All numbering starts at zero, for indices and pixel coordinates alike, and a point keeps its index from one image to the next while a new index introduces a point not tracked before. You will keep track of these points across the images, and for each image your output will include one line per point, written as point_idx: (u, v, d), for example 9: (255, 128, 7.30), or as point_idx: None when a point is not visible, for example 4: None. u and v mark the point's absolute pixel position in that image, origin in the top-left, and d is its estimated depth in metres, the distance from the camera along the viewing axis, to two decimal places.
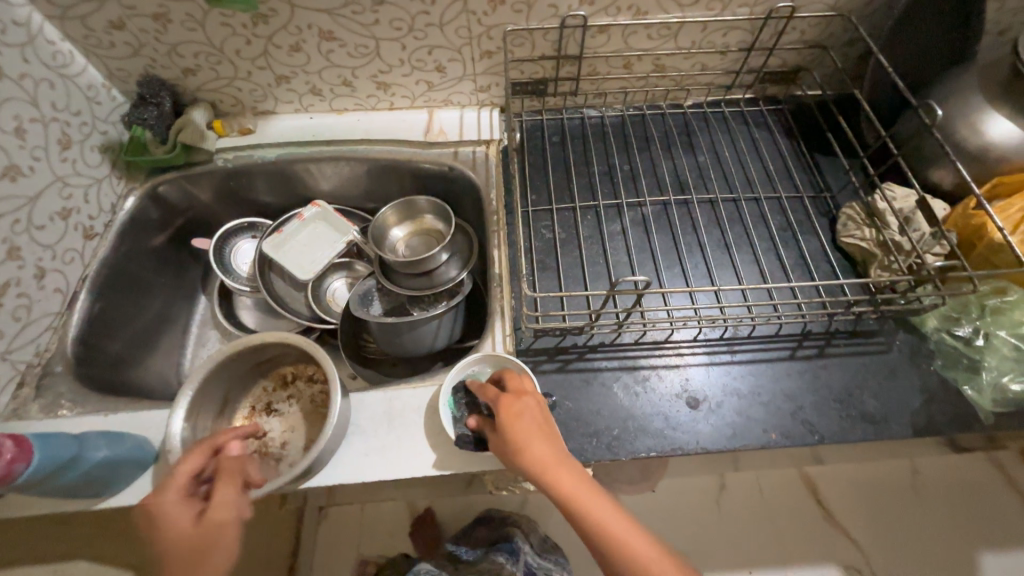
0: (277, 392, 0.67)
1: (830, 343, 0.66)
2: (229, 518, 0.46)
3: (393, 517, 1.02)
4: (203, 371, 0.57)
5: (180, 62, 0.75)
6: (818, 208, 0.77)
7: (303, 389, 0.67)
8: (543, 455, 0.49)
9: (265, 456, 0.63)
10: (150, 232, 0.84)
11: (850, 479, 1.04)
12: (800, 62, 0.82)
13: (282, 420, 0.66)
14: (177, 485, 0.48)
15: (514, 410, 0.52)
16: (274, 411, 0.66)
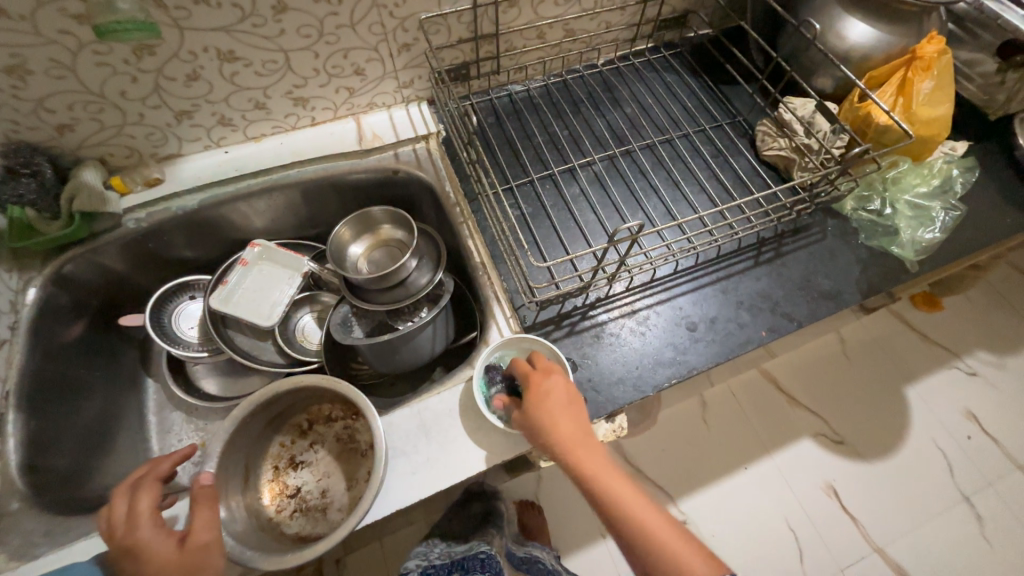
0: (300, 444, 0.67)
1: (782, 244, 0.76)
2: (211, 540, 0.47)
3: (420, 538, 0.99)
4: (225, 438, 0.56)
5: (52, 119, 0.64)
6: (737, 132, 0.86)
7: (325, 432, 0.68)
8: (577, 438, 0.51)
9: (309, 510, 0.64)
10: (67, 323, 0.72)
11: (804, 359, 1.21)
12: (686, 6, 0.91)
13: (313, 470, 0.66)
14: (142, 519, 0.47)
15: (549, 393, 0.54)
16: (302, 464, 0.66)
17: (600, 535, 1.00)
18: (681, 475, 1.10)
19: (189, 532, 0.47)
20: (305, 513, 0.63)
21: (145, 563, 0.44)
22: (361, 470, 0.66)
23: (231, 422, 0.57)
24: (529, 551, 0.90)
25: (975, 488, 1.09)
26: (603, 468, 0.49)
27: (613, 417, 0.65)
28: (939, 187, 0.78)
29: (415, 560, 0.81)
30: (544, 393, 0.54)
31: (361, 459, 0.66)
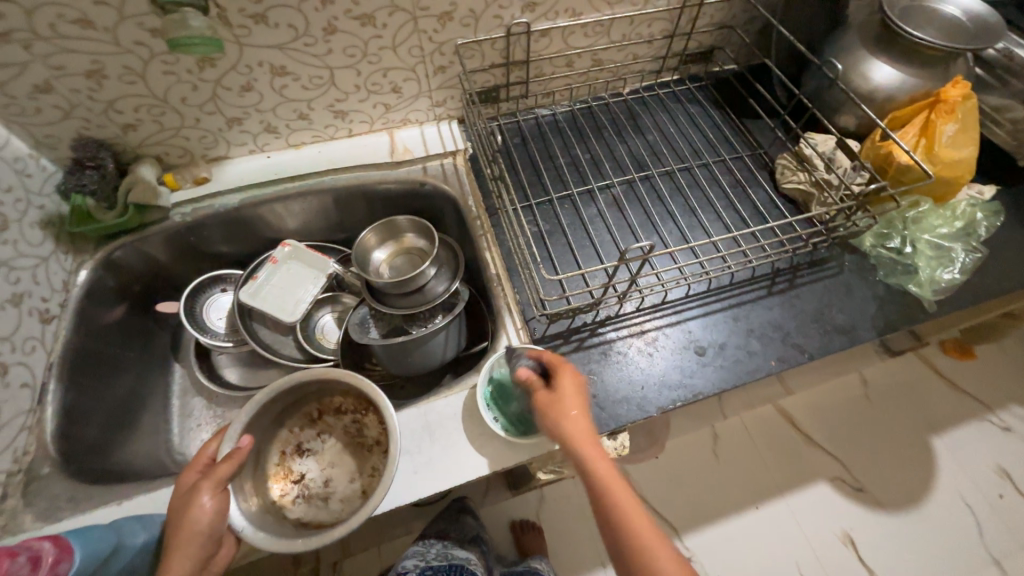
0: (309, 432, 0.69)
1: (797, 276, 0.76)
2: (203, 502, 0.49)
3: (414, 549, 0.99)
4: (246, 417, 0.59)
5: (119, 118, 0.71)
6: (757, 163, 0.88)
7: (333, 423, 0.69)
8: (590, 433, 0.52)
9: (311, 496, 0.66)
10: (109, 305, 0.77)
11: (820, 399, 1.18)
12: (712, 42, 0.94)
13: (318, 458, 0.69)
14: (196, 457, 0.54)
15: (570, 385, 0.55)
16: (308, 451, 0.68)
17: (600, 563, 0.98)
18: (686, 506, 1.07)
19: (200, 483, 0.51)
20: (310, 499, 0.65)
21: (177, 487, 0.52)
22: (365, 463, 0.69)
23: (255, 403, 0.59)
24: (529, 563, 0.91)
25: (1004, 550, 1.02)
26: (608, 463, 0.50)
27: (615, 435, 0.66)
28: (962, 229, 0.77)
29: (412, 561, 0.80)
30: (566, 384, 0.55)
31: (367, 453, 0.69)
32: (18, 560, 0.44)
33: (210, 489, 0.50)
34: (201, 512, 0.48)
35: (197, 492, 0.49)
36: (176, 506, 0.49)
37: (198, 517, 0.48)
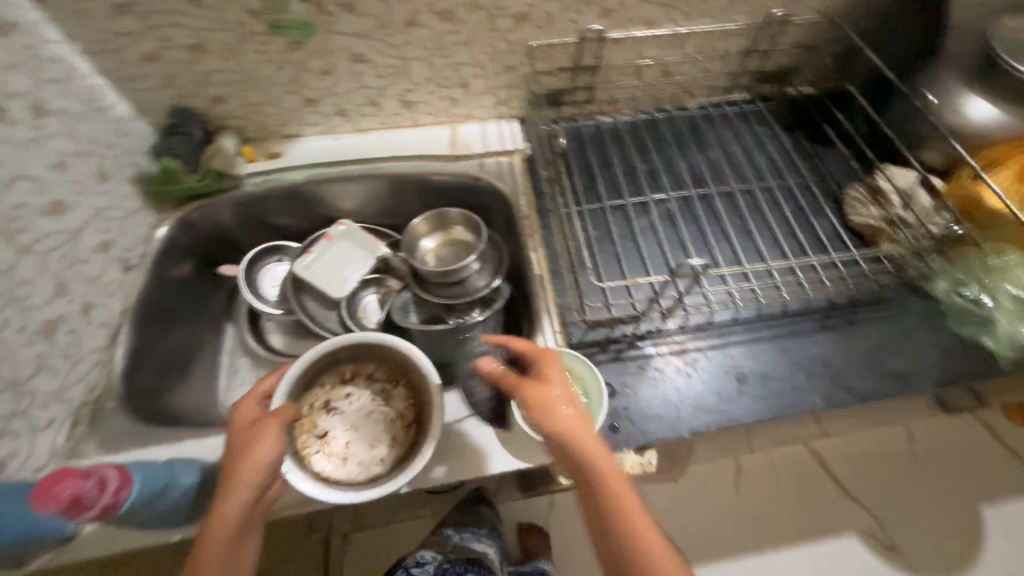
0: (339, 390, 0.68)
1: (855, 313, 0.72)
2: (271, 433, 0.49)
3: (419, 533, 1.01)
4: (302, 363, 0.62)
5: (210, 91, 0.77)
6: (825, 192, 0.84)
7: (364, 386, 0.68)
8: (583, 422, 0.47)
9: (330, 456, 0.63)
10: (180, 262, 0.83)
11: (858, 449, 1.09)
12: (791, 63, 0.91)
13: (341, 419, 0.66)
14: (251, 394, 0.57)
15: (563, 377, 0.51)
16: (334, 411, 0.67)
17: None
18: (701, 537, 1.03)
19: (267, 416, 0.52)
20: (325, 456, 0.62)
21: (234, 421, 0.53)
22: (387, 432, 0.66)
23: (315, 353, 0.64)
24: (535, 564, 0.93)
25: None
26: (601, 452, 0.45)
27: (642, 451, 0.65)
28: None
29: (430, 551, 0.86)
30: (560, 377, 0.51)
31: (390, 423, 0.66)
32: (88, 483, 0.48)
33: (276, 429, 0.50)
34: (268, 450, 0.48)
35: (263, 429, 0.50)
36: (239, 441, 0.49)
37: (265, 449, 0.48)
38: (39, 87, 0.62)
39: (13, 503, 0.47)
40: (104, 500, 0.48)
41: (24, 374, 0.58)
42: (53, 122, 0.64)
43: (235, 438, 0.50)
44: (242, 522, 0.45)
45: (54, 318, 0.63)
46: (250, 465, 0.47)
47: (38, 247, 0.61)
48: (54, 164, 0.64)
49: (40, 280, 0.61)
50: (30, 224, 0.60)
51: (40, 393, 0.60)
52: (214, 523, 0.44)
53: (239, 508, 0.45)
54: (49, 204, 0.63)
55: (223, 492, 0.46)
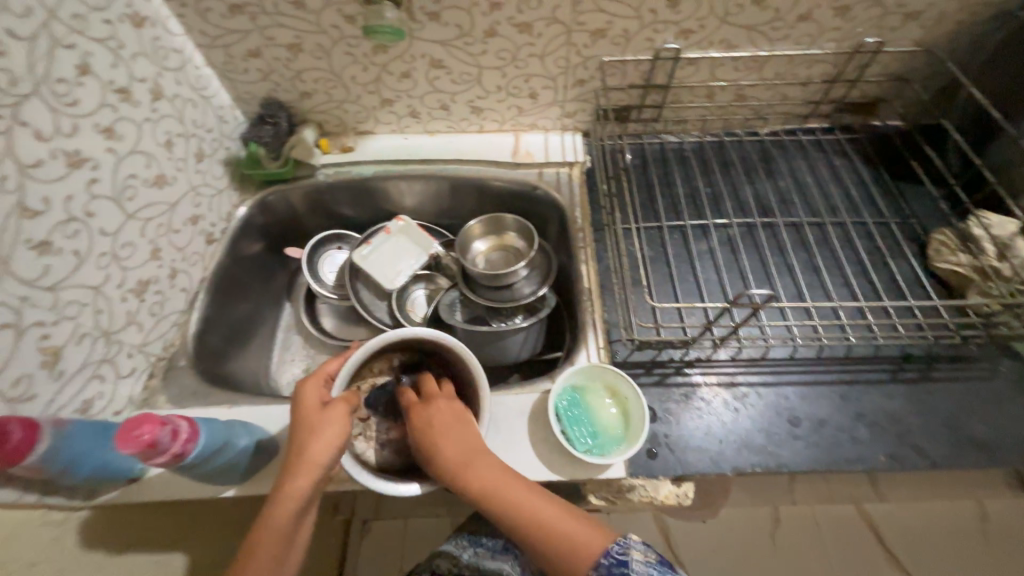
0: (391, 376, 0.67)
1: (932, 368, 0.66)
2: (334, 430, 0.51)
3: (436, 531, 1.02)
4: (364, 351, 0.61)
5: (301, 86, 0.83)
6: (907, 234, 0.78)
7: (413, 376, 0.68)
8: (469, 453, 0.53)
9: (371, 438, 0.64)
10: (253, 240, 0.89)
11: (913, 519, 0.99)
12: (879, 94, 0.86)
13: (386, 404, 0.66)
14: (315, 377, 0.57)
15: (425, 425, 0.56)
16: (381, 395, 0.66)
17: None
18: None
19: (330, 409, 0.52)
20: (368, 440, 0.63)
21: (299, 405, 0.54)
22: None
23: (373, 343, 0.61)
24: None
25: None
26: (494, 471, 0.52)
27: (679, 483, 0.62)
28: None
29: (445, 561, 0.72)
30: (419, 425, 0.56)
31: None
32: (165, 429, 0.46)
33: (341, 420, 0.52)
34: (331, 441, 0.50)
35: (330, 418, 0.52)
36: (307, 426, 0.51)
37: (325, 446, 0.50)
38: (160, 72, 0.69)
39: (105, 440, 0.54)
40: (175, 448, 0.47)
41: (115, 327, 0.62)
42: (166, 105, 0.70)
43: (303, 422, 0.52)
44: (305, 504, 0.48)
45: (147, 279, 0.67)
46: (315, 452, 0.49)
47: (139, 215, 0.66)
48: (162, 142, 0.69)
49: (139, 244, 0.66)
50: (140, 192, 0.66)
51: (127, 344, 0.65)
52: (281, 500, 0.47)
53: (304, 490, 0.48)
54: (155, 177, 0.68)
55: (290, 472, 0.49)
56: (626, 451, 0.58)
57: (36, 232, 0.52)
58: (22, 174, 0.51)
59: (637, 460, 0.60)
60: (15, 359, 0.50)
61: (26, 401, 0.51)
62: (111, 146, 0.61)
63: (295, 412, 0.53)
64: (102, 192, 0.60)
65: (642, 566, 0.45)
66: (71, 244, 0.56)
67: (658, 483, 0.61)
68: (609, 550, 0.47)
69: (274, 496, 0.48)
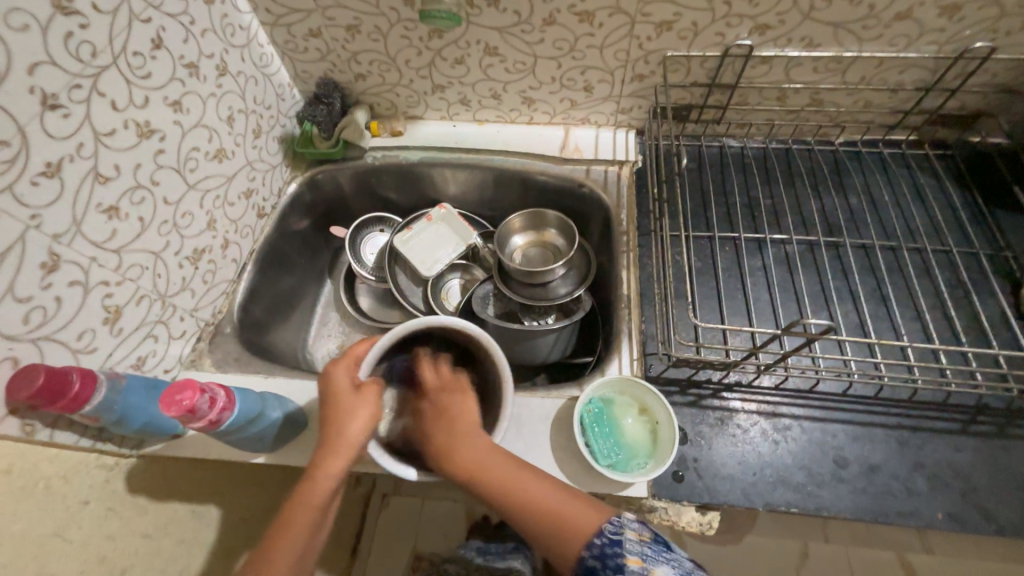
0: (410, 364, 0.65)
1: (1011, 423, 0.59)
2: (362, 418, 0.50)
3: (451, 515, 1.03)
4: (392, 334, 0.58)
5: (356, 68, 0.84)
6: (998, 269, 0.70)
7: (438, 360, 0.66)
8: (457, 443, 0.52)
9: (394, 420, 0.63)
10: (301, 216, 0.92)
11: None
12: (981, 106, 0.76)
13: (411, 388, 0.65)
14: (346, 357, 0.55)
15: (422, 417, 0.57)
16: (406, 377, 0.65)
17: None
18: None
19: (359, 396, 0.52)
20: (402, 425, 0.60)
21: (328, 386, 0.53)
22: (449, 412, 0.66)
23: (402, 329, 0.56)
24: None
25: None
26: (479, 456, 0.51)
27: (703, 511, 0.59)
28: None
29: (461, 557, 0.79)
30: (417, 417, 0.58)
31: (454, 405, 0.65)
32: (204, 397, 0.48)
33: (374, 404, 0.52)
34: (365, 427, 0.50)
35: (366, 404, 0.51)
36: (342, 410, 0.51)
37: (354, 433, 0.50)
38: (225, 48, 0.71)
39: (153, 398, 0.57)
40: (212, 415, 0.49)
41: (170, 291, 0.66)
42: (229, 80, 0.72)
43: (338, 405, 0.51)
44: (336, 487, 0.48)
45: (203, 248, 0.71)
46: (348, 435, 0.50)
47: (199, 186, 0.69)
48: (225, 118, 0.72)
49: (198, 214, 0.69)
50: (201, 165, 0.68)
51: (179, 307, 0.68)
52: (315, 483, 0.48)
53: (337, 472, 0.49)
54: (216, 151, 0.71)
55: (324, 455, 0.49)
56: (650, 471, 0.55)
57: (106, 197, 0.55)
58: (97, 141, 0.53)
59: (662, 481, 0.58)
60: (81, 314, 0.54)
61: (88, 353, 0.55)
62: (177, 119, 0.64)
63: (326, 393, 0.53)
64: (167, 163, 0.63)
65: (637, 545, 0.46)
66: (136, 210, 0.59)
67: (680, 508, 0.58)
68: (602, 527, 0.48)
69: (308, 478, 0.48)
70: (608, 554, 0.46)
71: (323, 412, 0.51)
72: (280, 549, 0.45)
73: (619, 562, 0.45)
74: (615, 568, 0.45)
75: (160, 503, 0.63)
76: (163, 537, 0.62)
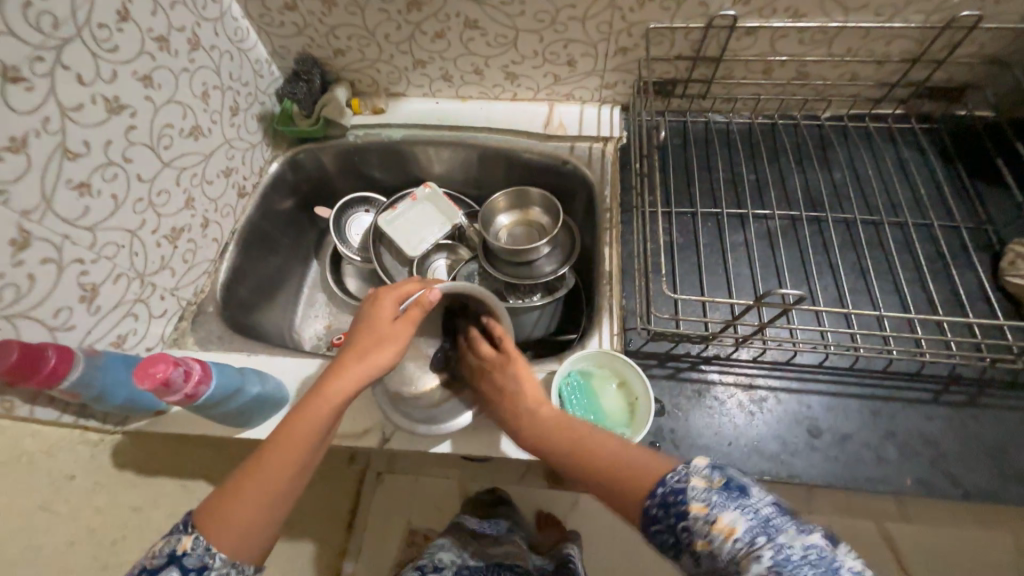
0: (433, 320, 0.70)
1: (982, 392, 0.60)
2: (390, 353, 0.51)
3: (444, 493, 1.04)
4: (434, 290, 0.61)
5: (335, 43, 0.82)
6: (978, 242, 0.70)
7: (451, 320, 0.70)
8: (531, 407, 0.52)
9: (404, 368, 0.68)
10: (283, 196, 0.91)
11: (941, 547, 0.91)
12: (969, 78, 0.75)
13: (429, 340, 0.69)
14: (393, 292, 0.55)
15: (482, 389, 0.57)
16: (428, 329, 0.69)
17: None
18: None
19: (396, 330, 0.52)
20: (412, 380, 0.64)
21: (374, 314, 0.53)
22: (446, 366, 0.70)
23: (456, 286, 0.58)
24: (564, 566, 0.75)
25: None
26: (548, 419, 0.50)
27: None
28: None
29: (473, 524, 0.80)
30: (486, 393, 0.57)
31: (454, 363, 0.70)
32: (178, 370, 0.48)
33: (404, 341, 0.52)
34: (385, 361, 0.50)
35: (405, 335, 0.52)
36: (375, 335, 0.51)
37: (376, 364, 0.50)
38: (197, 22, 0.69)
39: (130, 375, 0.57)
40: (187, 389, 0.50)
41: (149, 270, 0.66)
42: (202, 55, 0.71)
43: (374, 328, 0.52)
44: (348, 402, 0.48)
45: (181, 227, 0.70)
46: (369, 362, 0.50)
47: (175, 164, 0.68)
48: (200, 94, 0.71)
49: (174, 193, 0.68)
50: (176, 142, 0.67)
51: (160, 286, 0.68)
52: (320, 397, 0.47)
53: (345, 394, 0.48)
54: (191, 128, 0.70)
55: (339, 370, 0.49)
56: None
57: (76, 173, 0.55)
58: (64, 116, 0.53)
59: None
60: (56, 292, 0.54)
61: (66, 331, 0.56)
62: (148, 94, 0.62)
63: (368, 314, 0.54)
64: (140, 139, 0.62)
65: (702, 491, 0.35)
66: (109, 187, 0.58)
67: None
68: (663, 477, 0.38)
69: (324, 384, 0.48)
70: (670, 502, 0.36)
71: (361, 335, 0.52)
72: (272, 449, 0.45)
73: (681, 514, 0.36)
74: (679, 520, 0.36)
75: (147, 479, 0.64)
76: (153, 510, 0.63)
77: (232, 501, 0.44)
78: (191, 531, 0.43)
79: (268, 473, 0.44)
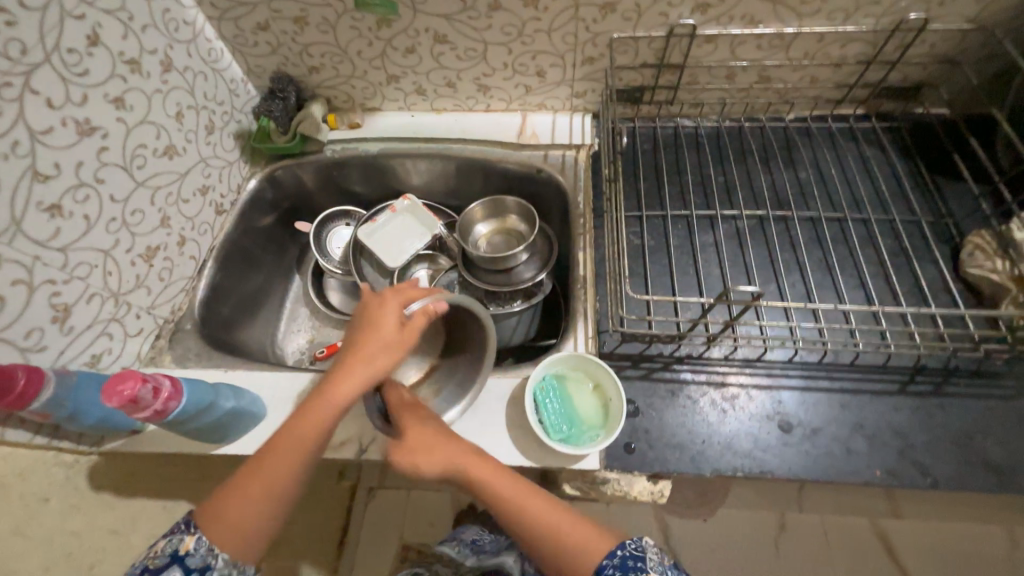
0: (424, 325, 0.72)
1: (947, 381, 0.61)
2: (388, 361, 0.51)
3: (436, 505, 1.03)
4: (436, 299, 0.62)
5: (309, 61, 0.83)
6: (938, 235, 0.72)
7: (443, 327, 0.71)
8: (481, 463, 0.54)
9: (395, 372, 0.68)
10: (263, 212, 0.92)
11: (931, 539, 0.91)
12: (924, 78, 0.78)
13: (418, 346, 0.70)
14: (400, 298, 0.55)
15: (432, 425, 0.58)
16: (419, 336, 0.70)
17: None
18: None
19: (397, 337, 0.53)
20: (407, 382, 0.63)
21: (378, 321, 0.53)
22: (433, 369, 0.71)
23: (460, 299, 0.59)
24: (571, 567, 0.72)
25: None
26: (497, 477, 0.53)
27: (655, 479, 0.61)
28: None
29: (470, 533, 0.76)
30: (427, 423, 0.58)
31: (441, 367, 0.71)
32: (147, 386, 0.49)
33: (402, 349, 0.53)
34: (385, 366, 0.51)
35: (405, 346, 0.53)
36: (376, 340, 0.52)
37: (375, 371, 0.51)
38: (169, 44, 0.71)
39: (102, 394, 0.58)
40: (157, 405, 0.50)
41: (124, 289, 0.66)
42: (175, 77, 0.72)
43: (377, 331, 0.52)
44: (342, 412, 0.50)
45: (156, 246, 0.71)
46: (367, 370, 0.51)
47: (149, 183, 0.69)
48: (173, 114, 0.72)
49: (149, 212, 0.69)
50: (149, 162, 0.68)
51: (135, 305, 0.68)
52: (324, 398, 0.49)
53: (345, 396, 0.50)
54: (165, 147, 0.71)
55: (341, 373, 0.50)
56: (600, 442, 0.56)
57: (46, 196, 0.55)
58: (32, 139, 0.54)
59: (614, 452, 0.60)
60: (27, 314, 0.54)
61: (37, 352, 0.56)
62: (119, 116, 0.63)
63: (370, 318, 0.53)
64: (112, 160, 0.63)
65: (657, 559, 0.46)
66: (81, 208, 0.59)
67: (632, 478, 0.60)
68: (622, 543, 0.48)
69: (320, 396, 0.49)
70: (630, 566, 0.45)
71: (364, 339, 0.52)
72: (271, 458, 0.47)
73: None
74: None
75: (127, 499, 0.64)
76: (131, 532, 0.63)
77: (225, 505, 0.47)
78: (193, 532, 0.46)
79: (269, 473, 0.47)
